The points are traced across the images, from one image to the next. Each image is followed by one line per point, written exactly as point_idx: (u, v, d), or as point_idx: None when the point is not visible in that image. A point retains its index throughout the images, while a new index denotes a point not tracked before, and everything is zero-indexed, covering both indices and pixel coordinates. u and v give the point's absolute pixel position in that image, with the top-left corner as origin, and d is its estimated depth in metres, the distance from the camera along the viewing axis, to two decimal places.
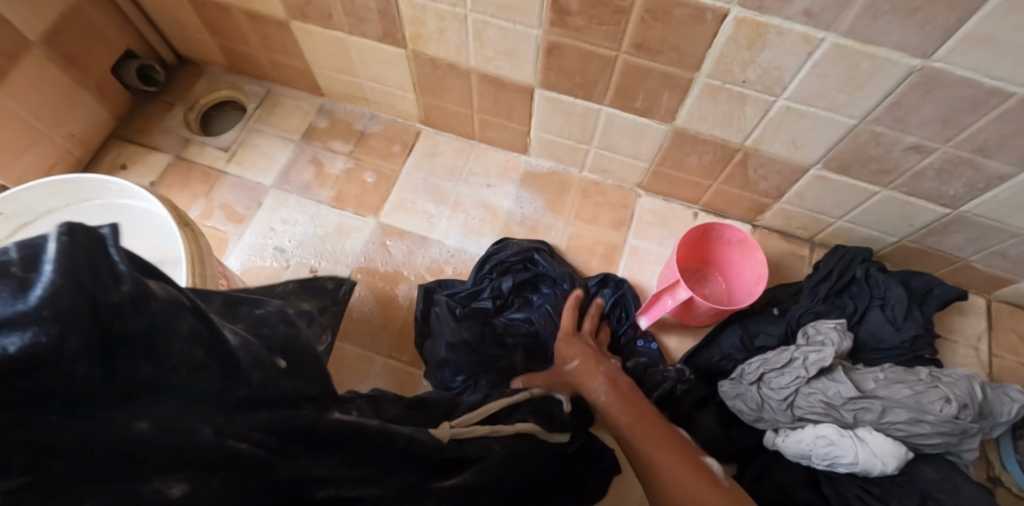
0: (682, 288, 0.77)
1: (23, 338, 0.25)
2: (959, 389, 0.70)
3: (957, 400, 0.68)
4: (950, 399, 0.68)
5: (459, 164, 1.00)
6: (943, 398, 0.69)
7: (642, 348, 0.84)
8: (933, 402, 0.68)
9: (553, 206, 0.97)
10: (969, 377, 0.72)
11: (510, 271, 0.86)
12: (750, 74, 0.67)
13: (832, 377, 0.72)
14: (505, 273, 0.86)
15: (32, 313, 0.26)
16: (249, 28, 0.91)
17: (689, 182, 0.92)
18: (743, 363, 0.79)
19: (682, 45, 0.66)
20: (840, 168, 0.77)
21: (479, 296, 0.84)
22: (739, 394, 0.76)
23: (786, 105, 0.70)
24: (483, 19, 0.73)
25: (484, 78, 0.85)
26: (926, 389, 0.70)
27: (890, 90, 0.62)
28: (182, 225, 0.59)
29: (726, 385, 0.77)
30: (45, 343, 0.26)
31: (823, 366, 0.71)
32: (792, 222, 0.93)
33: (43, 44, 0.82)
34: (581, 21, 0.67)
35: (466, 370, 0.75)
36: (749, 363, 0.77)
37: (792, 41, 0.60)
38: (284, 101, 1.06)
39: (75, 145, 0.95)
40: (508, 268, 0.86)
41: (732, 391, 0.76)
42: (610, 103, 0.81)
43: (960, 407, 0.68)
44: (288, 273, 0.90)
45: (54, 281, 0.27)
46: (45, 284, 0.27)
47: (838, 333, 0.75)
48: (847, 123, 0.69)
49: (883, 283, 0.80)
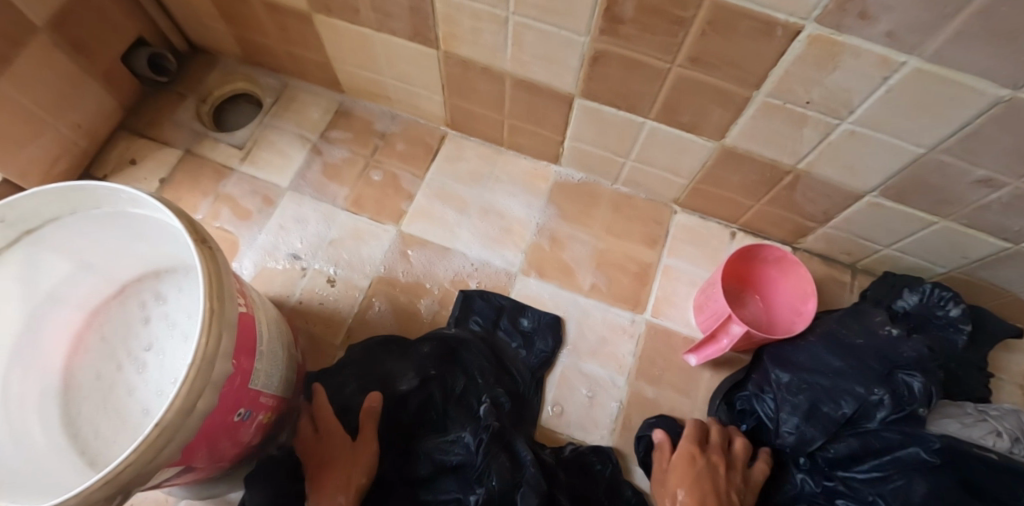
0: (736, 323, 0.74)
1: (481, 368, 0.76)
2: (1009, 423, 0.65)
3: (1007, 434, 0.63)
4: (1000, 432, 0.64)
5: (484, 170, 0.95)
6: (994, 432, 0.64)
7: (718, 392, 0.79)
8: (984, 436, 0.63)
9: (581, 220, 0.92)
10: (1017, 412, 0.68)
11: (528, 340, 0.82)
12: (815, 95, 0.62)
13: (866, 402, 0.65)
14: (527, 340, 0.82)
15: (475, 356, 0.77)
16: (268, 19, 0.85)
17: (729, 200, 0.87)
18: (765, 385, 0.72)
19: (744, 61, 0.61)
20: (896, 196, 0.72)
21: (496, 335, 0.82)
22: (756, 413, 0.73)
23: (849, 130, 0.65)
24: (524, 22, 0.67)
25: (519, 83, 0.79)
26: (971, 419, 0.66)
27: (968, 121, 0.57)
28: (199, 244, 0.53)
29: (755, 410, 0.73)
30: (507, 353, 0.80)
31: (858, 393, 0.65)
32: (834, 246, 0.89)
33: (50, 30, 0.77)
34: (633, 29, 0.62)
35: (898, 407, 0.64)
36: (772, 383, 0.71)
37: (866, 62, 0.56)
38: (301, 96, 1.01)
39: (81, 137, 0.89)
40: (528, 337, 0.82)
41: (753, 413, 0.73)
42: (654, 116, 0.75)
43: (1013, 441, 0.63)
44: (303, 280, 0.86)
45: (498, 355, 0.79)
46: (498, 342, 0.81)
47: (888, 346, 0.68)
48: (914, 151, 0.64)
49: (945, 298, 0.74)
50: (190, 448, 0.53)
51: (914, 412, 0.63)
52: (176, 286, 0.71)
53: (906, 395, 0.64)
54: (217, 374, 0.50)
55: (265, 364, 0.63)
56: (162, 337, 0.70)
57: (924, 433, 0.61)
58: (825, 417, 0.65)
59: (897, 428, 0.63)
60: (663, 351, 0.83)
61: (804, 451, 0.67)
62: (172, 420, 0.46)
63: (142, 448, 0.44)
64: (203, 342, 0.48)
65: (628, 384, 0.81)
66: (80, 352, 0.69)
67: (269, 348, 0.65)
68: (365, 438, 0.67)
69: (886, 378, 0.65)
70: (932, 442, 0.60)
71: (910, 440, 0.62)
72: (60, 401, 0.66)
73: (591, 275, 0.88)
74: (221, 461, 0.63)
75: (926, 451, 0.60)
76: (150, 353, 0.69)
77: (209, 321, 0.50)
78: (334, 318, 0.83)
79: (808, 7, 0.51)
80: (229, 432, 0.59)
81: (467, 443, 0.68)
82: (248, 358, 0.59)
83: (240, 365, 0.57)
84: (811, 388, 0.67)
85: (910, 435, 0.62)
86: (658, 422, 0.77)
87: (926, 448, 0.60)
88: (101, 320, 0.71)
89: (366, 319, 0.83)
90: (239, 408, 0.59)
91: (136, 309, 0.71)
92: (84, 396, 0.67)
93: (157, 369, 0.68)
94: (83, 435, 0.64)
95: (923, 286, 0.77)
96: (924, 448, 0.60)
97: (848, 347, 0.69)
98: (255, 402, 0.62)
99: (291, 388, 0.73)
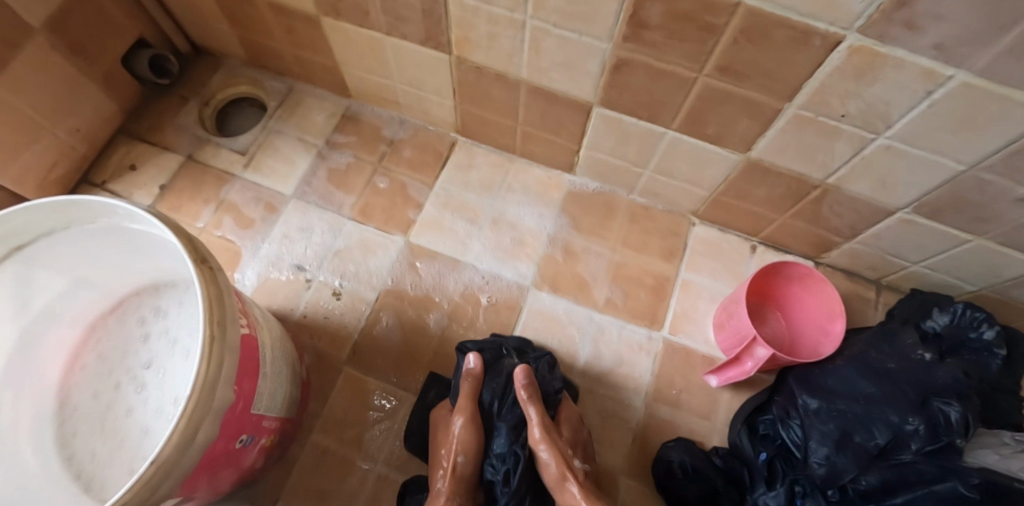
0: (760, 346, 0.71)
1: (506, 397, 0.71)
2: None
3: None
4: None
5: (497, 179, 0.92)
6: None
7: (740, 414, 0.75)
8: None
9: (597, 231, 0.88)
10: None
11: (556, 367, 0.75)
12: (851, 108, 0.58)
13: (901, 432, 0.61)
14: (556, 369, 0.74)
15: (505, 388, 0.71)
16: (274, 21, 0.82)
17: (752, 214, 0.84)
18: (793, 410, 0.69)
19: (777, 71, 0.57)
20: (930, 213, 0.69)
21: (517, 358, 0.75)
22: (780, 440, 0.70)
23: (885, 144, 0.62)
24: (543, 28, 0.64)
25: (535, 90, 0.76)
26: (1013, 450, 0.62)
27: (1016, 137, 0.53)
28: (199, 263, 0.49)
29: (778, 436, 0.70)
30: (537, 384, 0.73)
31: (892, 423, 0.62)
32: (859, 261, 0.85)
33: (47, 30, 0.73)
34: (660, 36, 0.58)
35: (935, 438, 0.60)
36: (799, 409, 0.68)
37: (909, 75, 0.52)
38: (308, 100, 0.98)
39: (80, 141, 0.86)
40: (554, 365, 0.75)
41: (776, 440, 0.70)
42: (677, 127, 0.72)
43: None
44: (308, 293, 0.83)
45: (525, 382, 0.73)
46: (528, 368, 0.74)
47: (923, 370, 0.64)
48: (953, 167, 0.60)
49: (979, 319, 0.70)
50: (192, 479, 0.50)
51: (953, 444, 0.60)
52: (176, 300, 0.68)
53: (944, 424, 0.60)
54: (218, 403, 0.47)
55: (269, 387, 0.60)
56: (162, 355, 0.67)
57: (965, 470, 0.57)
58: (857, 447, 0.62)
59: (934, 463, 0.59)
60: (682, 370, 0.80)
61: (836, 484, 0.63)
62: (170, 455, 0.43)
63: (136, 487, 0.41)
64: (202, 371, 0.45)
65: (645, 404, 0.78)
66: (76, 370, 0.66)
67: (273, 369, 0.62)
68: (461, 408, 0.67)
69: (921, 407, 0.62)
70: (971, 478, 0.57)
71: (947, 474, 0.58)
72: (55, 422, 0.63)
73: (606, 289, 0.84)
74: (221, 489, 0.60)
75: (968, 489, 0.56)
76: (148, 371, 0.66)
77: (210, 347, 0.46)
78: (340, 333, 0.80)
79: (851, 17, 0.48)
80: (230, 460, 0.56)
81: (502, 470, 0.66)
82: (251, 381, 0.56)
83: (241, 390, 0.53)
84: (842, 417, 0.64)
85: (948, 470, 0.58)
86: (678, 445, 0.72)
87: (965, 486, 0.57)
88: (98, 337, 0.68)
89: (373, 334, 0.80)
90: (242, 434, 0.56)
91: (134, 325, 0.68)
92: (79, 417, 0.64)
93: (155, 389, 0.65)
94: (78, 458, 0.61)
95: (954, 305, 0.73)
96: (963, 485, 0.57)
97: (879, 371, 0.66)
98: (258, 426, 0.59)
99: (295, 408, 0.69)
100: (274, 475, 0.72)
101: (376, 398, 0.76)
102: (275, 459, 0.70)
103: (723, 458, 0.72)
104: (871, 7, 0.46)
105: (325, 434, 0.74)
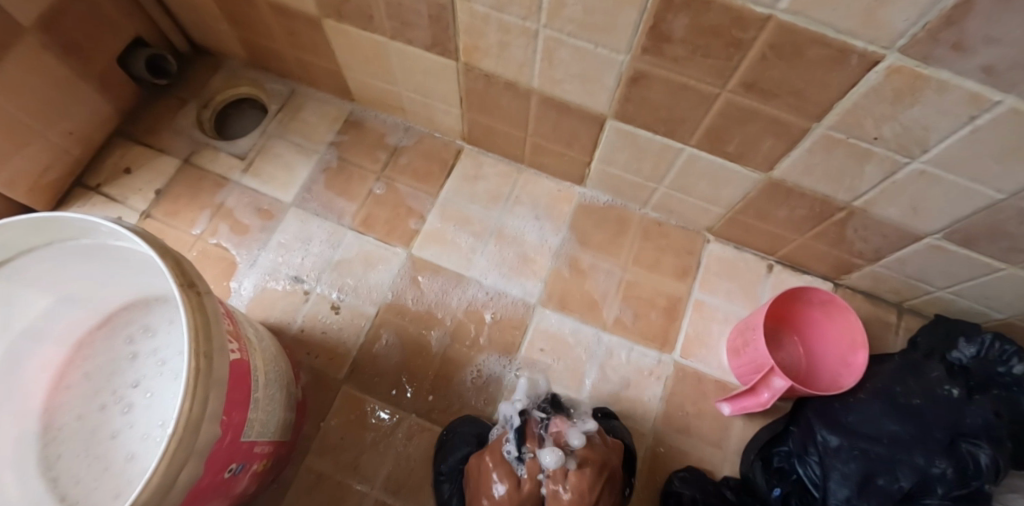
0: (779, 377, 0.67)
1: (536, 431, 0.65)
2: None
3: None
4: None
5: (504, 191, 0.89)
6: None
7: (754, 442, 0.71)
8: None
9: (609, 248, 0.85)
10: None
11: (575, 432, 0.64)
12: (885, 131, 0.54)
13: (928, 475, 0.59)
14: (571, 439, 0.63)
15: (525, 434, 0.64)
16: (275, 22, 0.79)
17: (771, 234, 0.80)
18: (811, 446, 0.66)
19: (807, 91, 0.53)
20: (962, 241, 0.65)
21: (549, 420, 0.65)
22: (797, 477, 0.66)
23: (919, 169, 0.57)
24: (557, 37, 0.60)
25: (546, 101, 0.72)
26: None
27: None
28: (185, 289, 0.46)
29: (793, 474, 0.67)
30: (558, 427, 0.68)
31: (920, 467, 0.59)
32: (881, 285, 0.82)
33: (38, 30, 0.70)
34: (682, 50, 0.55)
35: (961, 481, 0.58)
36: (817, 447, 0.64)
37: (954, 100, 0.47)
38: (310, 103, 0.94)
39: (74, 144, 0.83)
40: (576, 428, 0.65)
41: (791, 476, 0.67)
42: (695, 143, 0.68)
43: None
44: (306, 306, 0.80)
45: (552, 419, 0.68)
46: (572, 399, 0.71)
47: (952, 411, 0.61)
48: (990, 196, 0.56)
49: (1008, 352, 0.67)
50: (191, 503, 0.48)
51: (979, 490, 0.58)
52: (167, 319, 0.66)
53: (970, 469, 0.58)
54: (203, 442, 0.44)
55: (261, 416, 0.57)
56: (151, 374, 0.65)
57: None
58: (881, 491, 0.59)
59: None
60: (693, 397, 0.77)
61: None
62: (148, 500, 0.40)
63: None
64: (186, 408, 0.42)
65: (654, 431, 0.75)
66: (61, 391, 0.63)
67: (266, 393, 0.59)
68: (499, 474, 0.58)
69: (947, 449, 0.59)
70: None
71: None
72: (39, 444, 0.60)
73: (616, 308, 0.81)
74: None
75: None
76: (137, 391, 0.64)
77: (195, 382, 0.43)
78: (338, 349, 0.77)
79: (892, 35, 0.43)
80: (219, 490, 0.53)
81: None
82: (241, 411, 0.53)
83: (230, 421, 0.50)
84: (864, 457, 0.61)
85: None
86: (687, 476, 0.69)
87: None
88: (84, 355, 0.65)
89: (373, 352, 0.77)
90: (231, 463, 0.53)
91: (121, 344, 0.66)
92: (65, 439, 0.61)
93: (144, 409, 0.63)
94: (62, 482, 0.59)
95: (983, 336, 0.68)
96: None
97: (905, 410, 0.62)
98: (248, 454, 0.56)
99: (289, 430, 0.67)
100: (266, 498, 0.69)
101: (374, 418, 0.74)
102: (267, 482, 0.67)
103: (734, 491, 0.69)
104: (917, 27, 0.42)
105: (321, 458, 0.71)
